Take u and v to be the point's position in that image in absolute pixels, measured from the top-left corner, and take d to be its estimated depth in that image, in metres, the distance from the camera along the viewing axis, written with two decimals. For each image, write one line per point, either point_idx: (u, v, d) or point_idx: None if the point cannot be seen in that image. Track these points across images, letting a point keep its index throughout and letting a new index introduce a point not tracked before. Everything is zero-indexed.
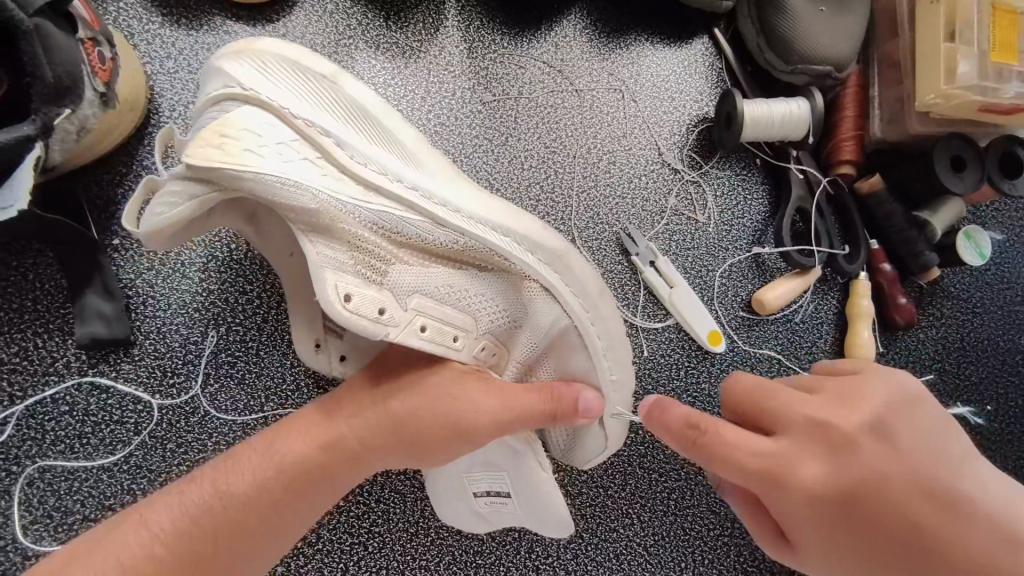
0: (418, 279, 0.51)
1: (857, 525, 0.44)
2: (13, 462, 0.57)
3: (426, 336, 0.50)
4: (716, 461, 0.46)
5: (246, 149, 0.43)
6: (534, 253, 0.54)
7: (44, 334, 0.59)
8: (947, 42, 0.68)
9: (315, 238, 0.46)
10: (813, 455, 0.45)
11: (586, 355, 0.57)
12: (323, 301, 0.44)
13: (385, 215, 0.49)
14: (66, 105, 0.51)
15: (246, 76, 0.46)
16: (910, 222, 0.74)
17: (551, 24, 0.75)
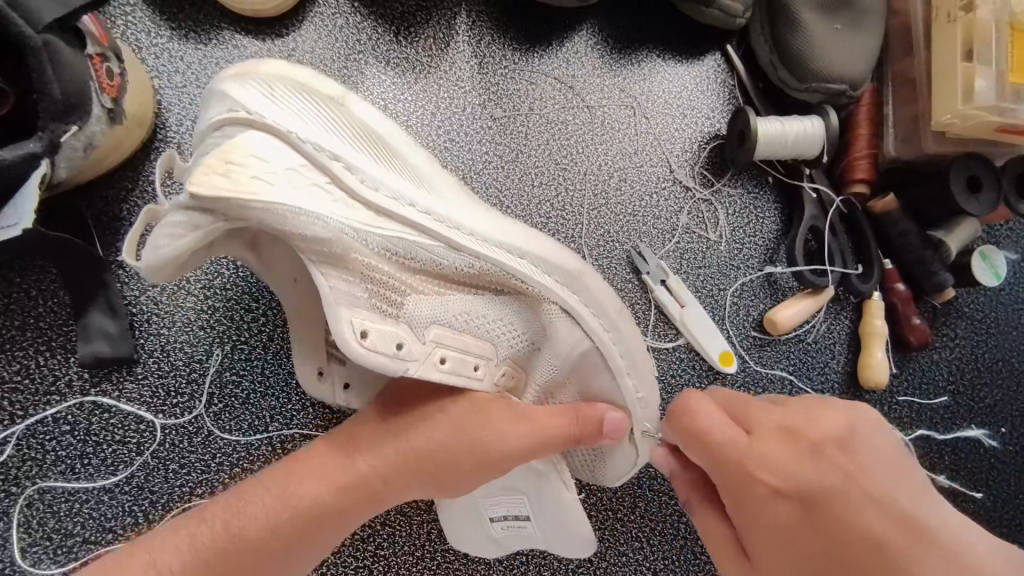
0: (434, 309, 0.50)
1: (821, 534, 0.43)
2: (13, 483, 0.56)
3: (445, 368, 0.49)
4: (685, 437, 0.50)
5: (256, 177, 0.42)
6: (551, 274, 0.53)
7: (47, 352, 0.58)
8: (963, 62, 0.67)
9: (328, 271, 0.45)
10: (778, 450, 0.46)
11: (610, 377, 0.55)
12: (339, 340, 0.44)
13: (397, 240, 0.48)
14: (72, 122, 0.50)
15: (252, 100, 0.44)
16: (925, 242, 0.73)
17: (563, 39, 0.75)
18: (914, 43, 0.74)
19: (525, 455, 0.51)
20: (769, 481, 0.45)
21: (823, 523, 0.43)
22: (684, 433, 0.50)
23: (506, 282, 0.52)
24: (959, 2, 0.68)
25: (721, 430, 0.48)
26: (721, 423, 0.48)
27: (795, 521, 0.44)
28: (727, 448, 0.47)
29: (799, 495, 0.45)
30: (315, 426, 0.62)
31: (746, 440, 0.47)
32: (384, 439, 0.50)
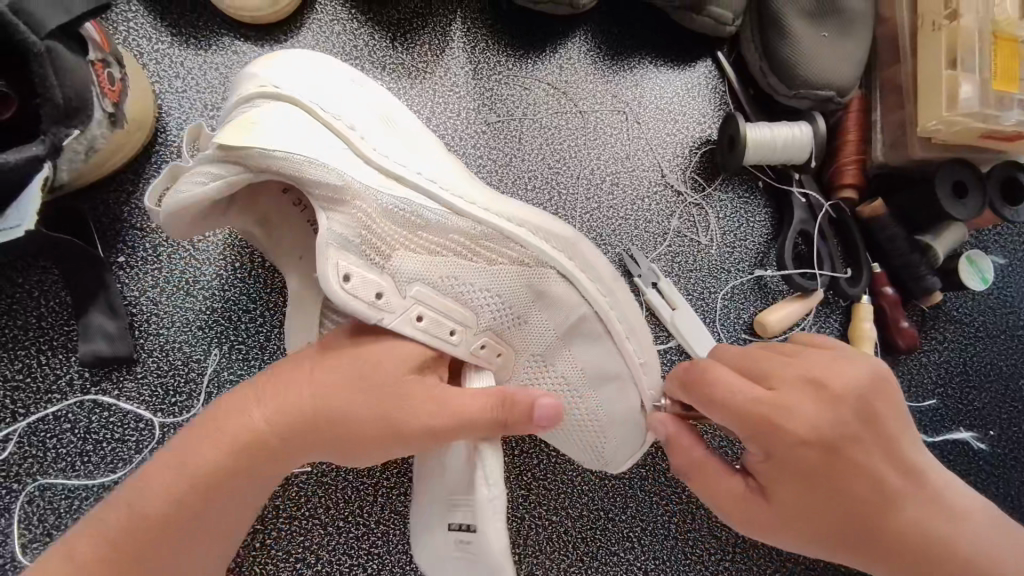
0: (423, 268, 0.52)
1: (836, 485, 0.48)
2: (14, 480, 0.57)
3: (420, 327, 0.51)
4: (713, 398, 0.50)
5: (274, 133, 0.46)
6: (548, 240, 0.56)
7: (48, 351, 0.59)
8: (948, 70, 0.69)
9: (328, 214, 0.48)
10: (804, 404, 0.48)
11: (610, 342, 0.58)
12: (323, 279, 0.47)
13: (404, 200, 0.51)
14: (75, 125, 0.51)
15: (280, 78, 0.51)
16: (912, 247, 0.74)
17: (556, 45, 0.76)
18: (901, 52, 0.75)
19: (463, 428, 0.48)
20: (798, 438, 0.48)
21: (840, 475, 0.48)
22: (714, 394, 0.50)
23: (503, 249, 0.54)
24: (943, 11, 0.69)
25: (750, 396, 0.49)
26: (749, 387, 0.49)
27: (815, 473, 0.48)
28: (759, 406, 0.48)
29: (822, 450, 0.48)
30: None
31: (775, 399, 0.48)
32: (298, 398, 0.46)
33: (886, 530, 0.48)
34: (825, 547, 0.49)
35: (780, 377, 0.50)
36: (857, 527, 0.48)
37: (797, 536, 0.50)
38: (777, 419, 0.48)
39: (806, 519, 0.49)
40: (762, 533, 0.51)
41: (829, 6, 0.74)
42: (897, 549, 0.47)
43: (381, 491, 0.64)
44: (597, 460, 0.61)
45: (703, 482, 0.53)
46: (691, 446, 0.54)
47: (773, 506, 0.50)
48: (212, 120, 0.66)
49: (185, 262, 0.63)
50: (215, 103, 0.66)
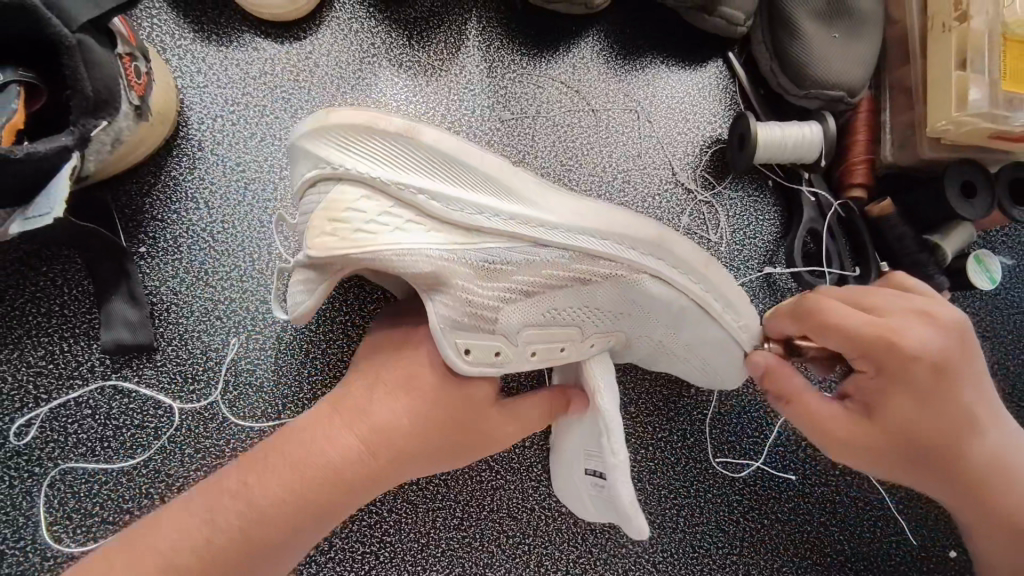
0: (525, 313, 0.54)
1: (941, 405, 0.53)
2: (36, 464, 0.59)
3: (536, 359, 0.56)
4: (829, 325, 0.53)
5: (361, 229, 0.48)
6: (632, 247, 0.55)
7: (70, 338, 0.61)
8: (957, 71, 0.70)
9: (436, 295, 0.51)
10: (934, 330, 0.52)
11: (709, 320, 0.59)
12: (447, 359, 0.51)
13: (489, 252, 0.52)
14: (102, 117, 0.52)
15: (334, 156, 0.50)
16: (921, 246, 0.75)
17: (570, 45, 0.77)
18: (910, 53, 0.76)
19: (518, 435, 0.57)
20: (926, 363, 0.52)
21: (960, 398, 0.53)
22: (827, 324, 0.53)
23: (593, 269, 0.55)
24: (953, 13, 0.70)
25: (866, 321, 0.52)
26: (858, 315, 0.53)
27: (937, 398, 0.52)
28: (887, 331, 0.52)
29: (950, 376, 0.52)
30: None
31: (889, 322, 0.52)
32: (344, 425, 0.50)
33: (974, 451, 0.54)
34: (893, 465, 0.55)
35: (893, 309, 0.54)
36: (950, 443, 0.54)
37: (871, 453, 0.55)
38: (903, 345, 0.51)
39: (897, 439, 0.54)
40: (840, 450, 0.56)
41: (840, 7, 0.75)
42: (975, 468, 0.55)
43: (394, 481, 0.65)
44: (709, 382, 0.66)
45: (799, 406, 0.57)
46: (790, 376, 0.58)
47: (878, 424, 0.54)
48: (232, 115, 0.67)
49: (205, 253, 0.64)
50: (235, 99, 0.68)
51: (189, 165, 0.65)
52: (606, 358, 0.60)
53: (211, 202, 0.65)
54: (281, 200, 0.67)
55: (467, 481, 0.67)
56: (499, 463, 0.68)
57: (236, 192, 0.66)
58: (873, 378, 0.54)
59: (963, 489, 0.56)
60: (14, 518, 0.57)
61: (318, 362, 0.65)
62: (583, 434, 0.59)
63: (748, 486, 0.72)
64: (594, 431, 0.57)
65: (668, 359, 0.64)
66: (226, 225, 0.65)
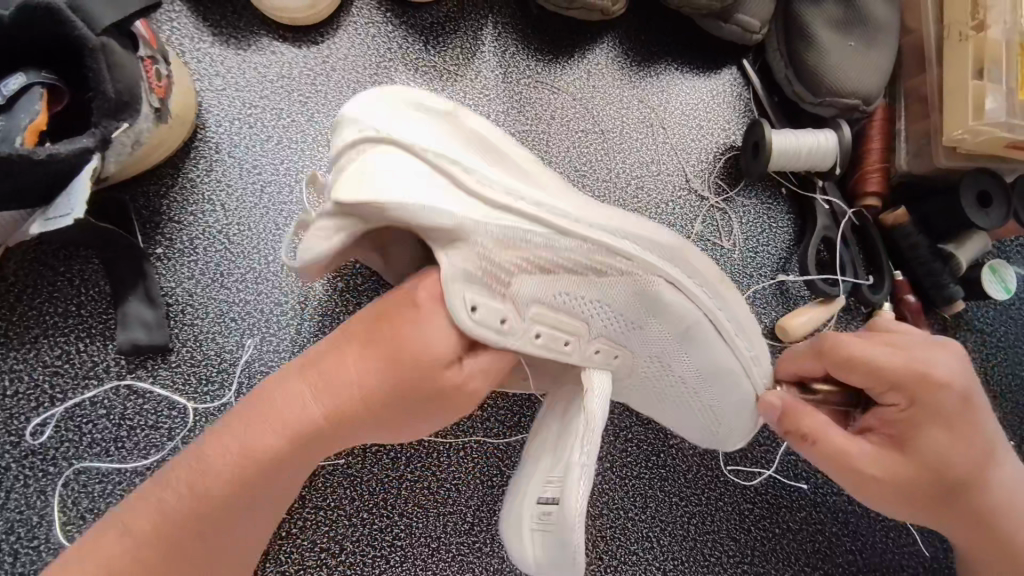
0: (541, 291, 0.51)
1: (966, 439, 0.52)
2: (51, 463, 0.59)
3: (539, 344, 0.51)
4: (856, 363, 0.53)
5: (386, 180, 0.45)
6: (655, 252, 0.54)
7: (87, 338, 0.61)
8: (974, 80, 0.70)
9: (450, 254, 0.47)
10: (955, 364, 0.53)
11: (722, 344, 0.58)
12: (452, 314, 0.46)
13: (513, 229, 0.49)
14: (123, 119, 0.53)
15: (372, 112, 0.50)
16: (935, 255, 0.75)
17: (585, 52, 0.77)
18: (926, 62, 0.76)
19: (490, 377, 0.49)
20: (953, 395, 0.51)
21: (979, 430, 0.53)
22: (852, 360, 0.53)
23: (614, 263, 0.53)
24: (971, 22, 0.70)
25: (894, 356, 0.52)
26: (881, 351, 0.53)
27: (963, 429, 0.52)
28: (916, 365, 0.52)
29: (971, 409, 0.52)
30: None
31: (914, 356, 0.52)
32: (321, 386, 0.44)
33: (993, 482, 0.54)
34: (917, 502, 0.54)
35: (913, 343, 0.54)
36: (974, 477, 0.53)
37: (900, 491, 0.53)
38: (934, 377, 0.51)
39: (926, 474, 0.52)
40: (870, 489, 0.54)
41: (856, 16, 0.75)
42: (992, 501, 0.54)
43: (405, 485, 0.65)
44: (703, 434, 0.64)
45: (826, 446, 0.55)
46: (811, 415, 0.56)
47: (906, 461, 0.53)
48: (250, 118, 0.68)
49: (220, 255, 0.65)
50: (253, 102, 0.68)
51: (206, 167, 0.66)
52: (606, 373, 0.54)
53: (227, 204, 0.66)
54: (297, 203, 0.67)
55: (478, 485, 0.67)
56: (509, 469, 0.68)
57: (253, 195, 0.66)
58: (900, 412, 0.53)
59: (982, 524, 0.55)
60: (28, 518, 0.57)
61: None
62: (547, 455, 0.53)
63: (760, 495, 0.72)
64: (563, 438, 0.52)
65: (673, 400, 0.62)
66: (242, 228, 0.65)
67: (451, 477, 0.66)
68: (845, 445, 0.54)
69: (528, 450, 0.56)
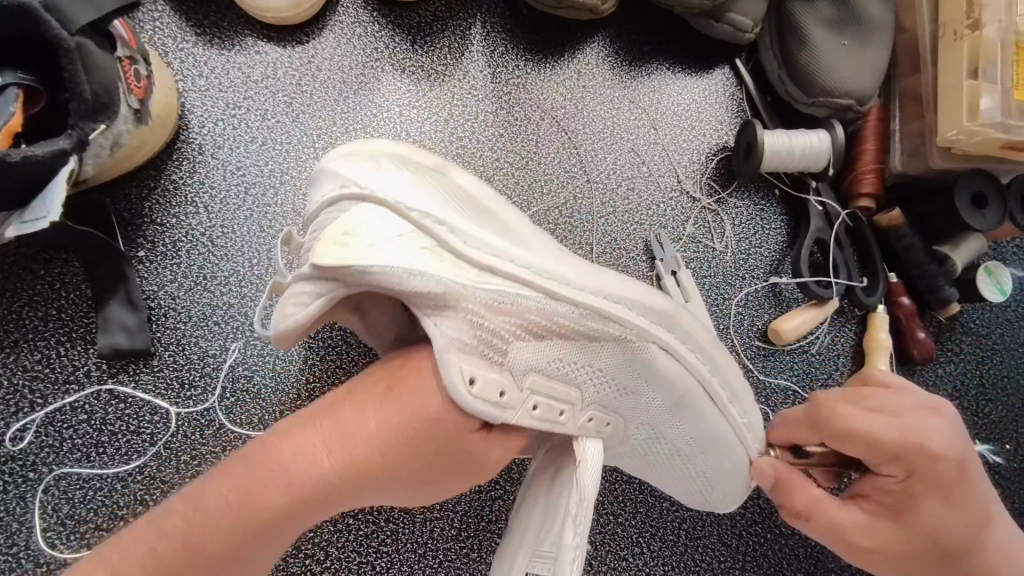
0: (537, 354, 0.50)
1: (962, 508, 0.51)
2: (30, 469, 0.58)
3: (536, 415, 0.49)
4: (849, 433, 0.52)
5: (368, 244, 0.43)
6: (647, 316, 0.53)
7: (67, 342, 0.60)
8: (969, 79, 0.69)
9: (438, 320, 0.45)
10: (948, 432, 0.52)
11: (716, 412, 0.57)
12: (450, 386, 0.44)
13: (500, 294, 0.47)
14: (101, 121, 0.52)
15: (362, 176, 0.47)
16: (930, 257, 0.74)
17: (575, 51, 0.76)
18: (921, 61, 0.75)
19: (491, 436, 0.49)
20: (947, 465, 0.50)
21: (976, 498, 0.52)
22: (845, 431, 0.52)
23: (605, 327, 0.51)
24: (966, 21, 0.69)
25: (889, 427, 0.51)
26: (874, 421, 0.51)
27: (958, 498, 0.51)
28: (910, 436, 0.50)
29: (966, 478, 0.51)
30: None
31: (907, 425, 0.51)
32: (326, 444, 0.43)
33: (993, 549, 0.53)
34: (914, 573, 0.52)
35: (907, 409, 0.52)
36: (974, 546, 0.51)
37: (896, 562, 0.52)
38: (928, 448, 0.50)
39: (923, 545, 0.51)
40: (866, 561, 0.53)
41: (849, 14, 0.74)
42: (993, 572, 0.52)
43: None
44: (695, 500, 0.64)
45: (821, 519, 0.54)
46: (805, 487, 0.55)
47: (901, 532, 0.51)
48: (234, 119, 0.67)
49: (203, 258, 0.64)
50: (237, 102, 0.67)
51: (189, 168, 0.65)
52: (599, 442, 0.53)
53: (210, 207, 0.65)
54: (281, 205, 0.66)
55: (465, 491, 0.66)
56: (497, 474, 0.67)
57: (237, 197, 0.65)
58: (896, 482, 0.52)
59: None
60: (7, 525, 0.56)
61: (316, 369, 0.64)
62: (536, 526, 0.52)
63: (752, 500, 0.71)
64: (554, 510, 0.51)
65: (665, 467, 0.61)
66: (225, 231, 0.64)
67: None
68: (839, 516, 0.53)
69: (517, 511, 0.56)
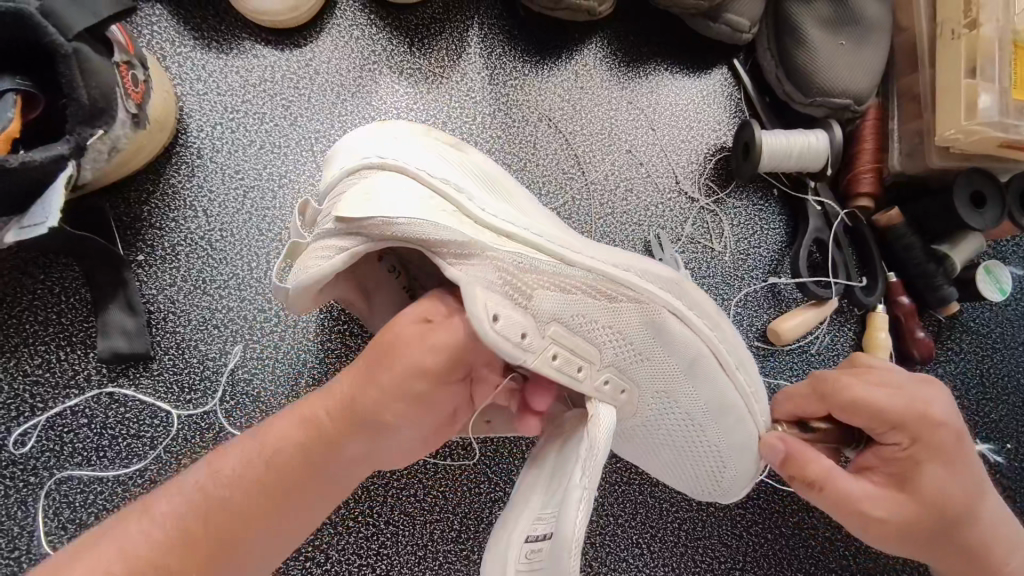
0: (556, 305, 0.49)
1: (964, 476, 0.52)
2: (31, 474, 0.58)
3: (556, 364, 0.49)
4: (858, 401, 0.52)
5: (392, 201, 0.45)
6: (656, 283, 0.53)
7: (67, 347, 0.60)
8: (967, 78, 0.68)
9: (458, 269, 0.46)
10: (946, 403, 0.53)
11: (725, 377, 0.56)
12: (473, 318, 0.44)
13: (520, 255, 0.48)
14: (98, 126, 0.52)
15: (382, 150, 0.50)
16: (929, 256, 0.74)
17: (572, 52, 0.77)
18: (919, 60, 0.75)
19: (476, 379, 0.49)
20: (949, 432, 0.51)
21: (975, 467, 0.52)
22: (853, 401, 0.52)
23: (620, 292, 0.52)
24: (963, 20, 0.69)
25: (893, 395, 0.52)
26: (879, 391, 0.52)
27: (960, 467, 0.52)
28: (913, 404, 0.51)
29: (966, 447, 0.52)
30: None
31: (909, 394, 0.52)
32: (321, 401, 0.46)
33: (990, 521, 0.53)
34: (918, 544, 0.52)
35: (907, 380, 0.53)
36: (974, 516, 0.52)
37: (906, 532, 0.52)
38: (930, 416, 0.51)
39: (929, 514, 0.51)
40: (873, 534, 0.52)
41: (847, 14, 0.74)
42: (986, 542, 0.53)
43: (390, 493, 0.65)
44: (707, 487, 0.62)
45: (834, 491, 0.52)
46: (817, 459, 0.53)
47: (909, 501, 0.51)
48: (232, 123, 0.67)
49: (202, 261, 0.64)
50: (235, 106, 0.67)
51: (188, 172, 0.65)
52: (612, 408, 0.52)
53: (209, 210, 0.65)
54: (280, 208, 0.66)
55: (464, 493, 0.66)
56: (497, 476, 0.67)
57: (235, 200, 0.65)
58: (901, 451, 0.52)
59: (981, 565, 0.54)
60: (8, 529, 0.57)
61: (315, 371, 0.64)
62: (538, 491, 0.50)
63: (752, 500, 0.71)
64: (562, 468, 0.50)
65: (671, 454, 0.60)
66: (224, 233, 0.65)
67: (436, 484, 0.66)
68: (851, 489, 0.52)
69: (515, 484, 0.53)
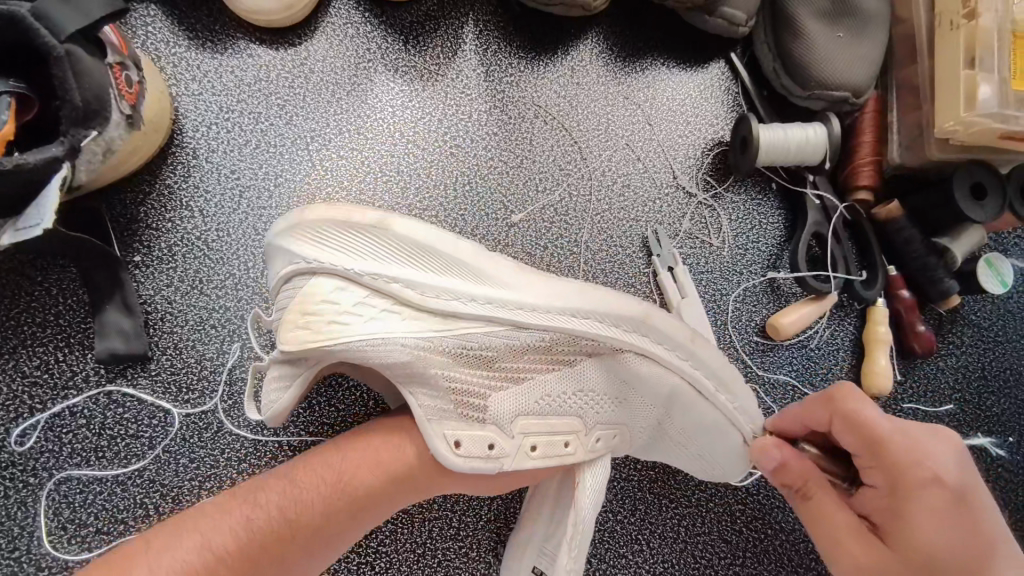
0: (518, 400, 0.53)
1: (962, 538, 0.48)
2: (31, 474, 0.58)
3: (536, 455, 0.53)
4: (848, 421, 0.52)
5: (333, 324, 0.48)
6: (618, 325, 0.54)
7: (65, 348, 0.61)
8: (966, 69, 0.68)
9: (416, 389, 0.50)
10: (948, 455, 0.50)
11: (704, 402, 0.58)
12: (437, 454, 0.49)
13: (465, 338, 0.51)
14: (92, 128, 0.52)
15: (308, 252, 0.49)
16: (930, 249, 0.73)
17: (567, 48, 0.76)
18: (918, 52, 0.74)
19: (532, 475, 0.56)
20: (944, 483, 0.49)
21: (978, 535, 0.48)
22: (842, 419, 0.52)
23: (575, 347, 0.54)
24: (962, 10, 0.68)
25: (887, 425, 0.51)
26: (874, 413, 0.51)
27: (955, 524, 0.48)
28: (906, 440, 0.50)
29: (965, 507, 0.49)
30: (319, 424, 0.64)
31: (904, 430, 0.51)
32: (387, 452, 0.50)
33: None
34: None
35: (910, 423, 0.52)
36: None
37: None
38: (920, 459, 0.50)
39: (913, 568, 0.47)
40: (846, 567, 0.51)
41: (844, 5, 0.73)
42: None
43: None
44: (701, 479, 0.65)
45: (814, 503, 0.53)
46: (805, 471, 0.54)
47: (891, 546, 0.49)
48: (227, 123, 0.67)
49: (199, 262, 0.64)
50: (230, 106, 0.67)
51: (183, 173, 0.65)
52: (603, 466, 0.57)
53: (206, 210, 0.65)
54: (277, 207, 0.66)
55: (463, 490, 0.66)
56: None
57: (231, 200, 0.66)
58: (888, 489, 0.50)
59: None
60: (9, 529, 0.57)
61: None
62: (540, 526, 0.58)
63: (752, 495, 0.71)
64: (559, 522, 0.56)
65: None
66: (221, 233, 0.65)
67: None
68: (832, 508, 0.52)
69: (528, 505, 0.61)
